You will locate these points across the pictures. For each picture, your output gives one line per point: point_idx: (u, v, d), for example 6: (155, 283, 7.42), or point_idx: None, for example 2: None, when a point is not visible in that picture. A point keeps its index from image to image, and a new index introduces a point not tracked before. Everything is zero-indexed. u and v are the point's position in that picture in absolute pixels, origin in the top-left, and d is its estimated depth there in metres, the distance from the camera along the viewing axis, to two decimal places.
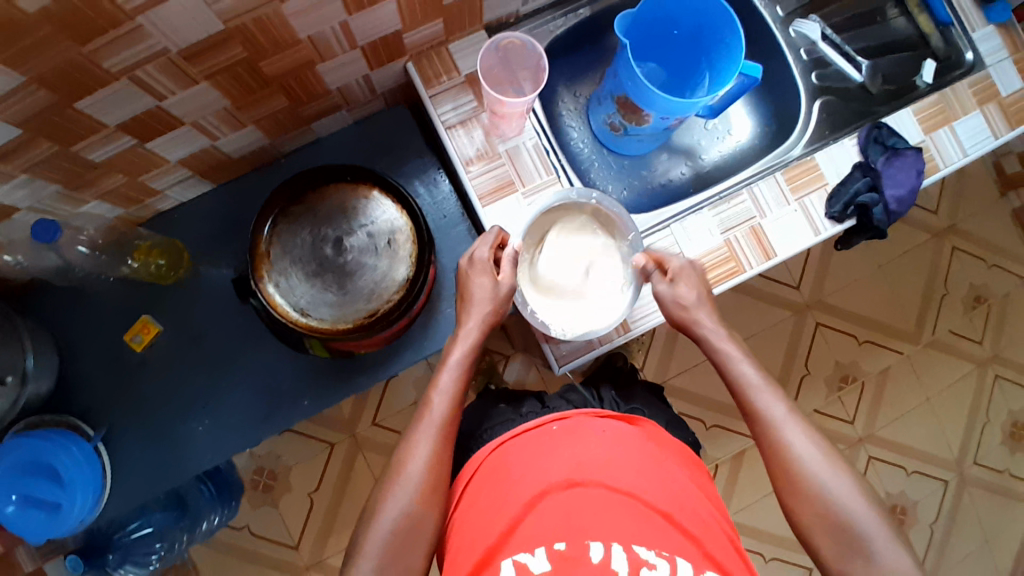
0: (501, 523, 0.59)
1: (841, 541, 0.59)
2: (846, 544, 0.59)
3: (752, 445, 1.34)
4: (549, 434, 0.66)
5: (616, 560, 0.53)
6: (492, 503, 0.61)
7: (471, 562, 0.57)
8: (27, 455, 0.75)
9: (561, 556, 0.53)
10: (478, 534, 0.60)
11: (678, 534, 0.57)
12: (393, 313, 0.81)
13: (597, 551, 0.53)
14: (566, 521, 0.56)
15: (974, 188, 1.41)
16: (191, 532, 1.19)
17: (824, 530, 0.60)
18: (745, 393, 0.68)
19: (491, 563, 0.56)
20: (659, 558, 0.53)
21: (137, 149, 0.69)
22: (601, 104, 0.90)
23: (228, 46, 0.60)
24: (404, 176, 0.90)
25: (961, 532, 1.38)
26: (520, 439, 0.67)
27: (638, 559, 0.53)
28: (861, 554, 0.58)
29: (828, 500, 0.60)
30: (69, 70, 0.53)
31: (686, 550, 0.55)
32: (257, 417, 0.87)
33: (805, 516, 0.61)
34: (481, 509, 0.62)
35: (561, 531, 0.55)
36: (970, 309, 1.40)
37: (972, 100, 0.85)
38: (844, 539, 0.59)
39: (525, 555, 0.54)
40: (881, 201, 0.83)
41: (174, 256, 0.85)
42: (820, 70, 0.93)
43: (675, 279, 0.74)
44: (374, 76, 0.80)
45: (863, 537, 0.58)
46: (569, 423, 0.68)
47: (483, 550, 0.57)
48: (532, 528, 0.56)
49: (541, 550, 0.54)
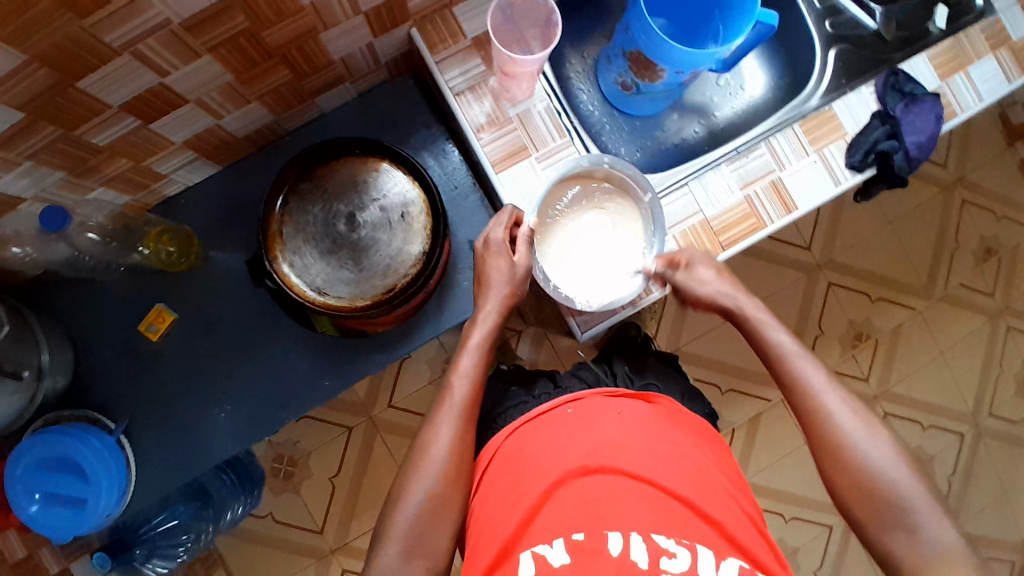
0: (519, 513, 0.58)
1: (882, 510, 0.58)
2: (886, 515, 0.58)
3: (769, 408, 1.34)
4: (562, 417, 0.66)
5: (634, 549, 0.51)
6: (510, 494, 0.60)
7: (491, 554, 0.56)
8: (50, 452, 0.74)
9: (579, 546, 0.52)
10: (497, 523, 0.59)
11: (697, 520, 0.55)
12: (410, 289, 0.80)
13: (615, 542, 0.52)
14: (586, 511, 0.55)
15: (981, 137, 1.39)
16: (216, 522, 1.20)
17: (864, 503, 0.60)
18: (783, 361, 0.67)
19: (511, 555, 0.55)
20: (678, 546, 0.52)
21: (140, 131, 0.67)
22: (611, 63, 0.88)
23: (231, 14, 0.58)
24: (413, 147, 0.88)
25: (978, 485, 1.38)
26: (534, 423, 0.66)
27: (657, 547, 0.52)
28: (905, 527, 0.57)
29: (871, 469, 0.60)
30: (70, 46, 0.51)
31: (706, 537, 0.54)
32: (278, 401, 0.86)
33: (848, 489, 0.61)
34: (498, 498, 0.61)
35: (580, 521, 0.54)
36: (981, 261, 1.39)
37: (984, 44, 0.83)
38: (885, 510, 0.58)
39: (543, 547, 0.53)
40: (901, 148, 0.81)
41: (183, 242, 0.83)
42: (833, 18, 0.90)
43: (692, 266, 0.74)
44: (378, 44, 0.78)
45: (908, 509, 0.58)
46: (585, 405, 0.67)
47: (503, 541, 0.56)
48: (551, 518, 0.55)
49: (559, 542, 0.53)
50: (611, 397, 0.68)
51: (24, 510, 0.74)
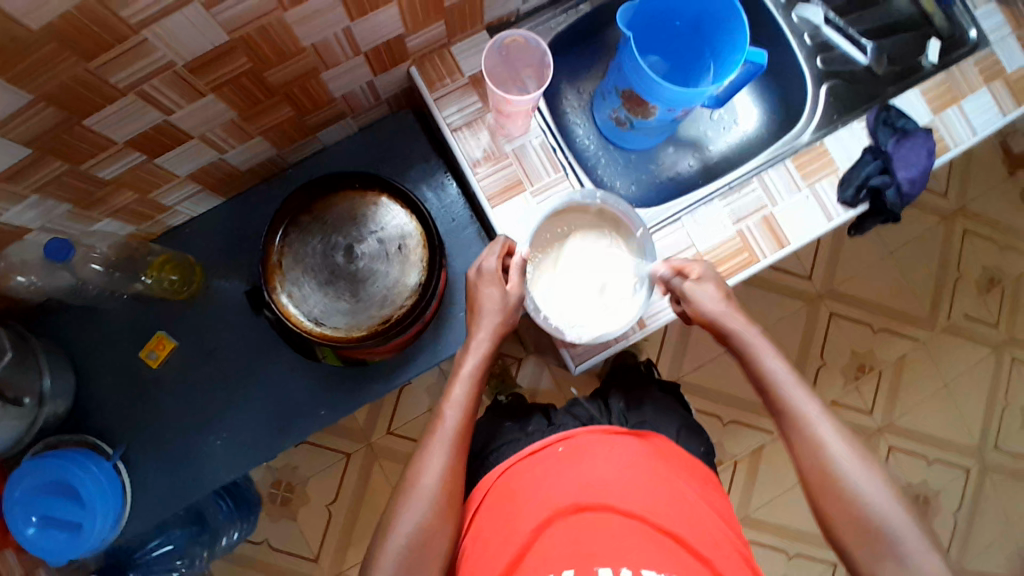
0: (511, 550, 0.58)
1: (871, 543, 0.58)
2: (874, 546, 0.58)
3: (771, 440, 1.33)
4: (552, 456, 0.66)
5: None
6: (501, 531, 0.61)
7: None
8: (48, 476, 0.75)
9: None
10: (488, 562, 0.59)
11: (689, 557, 0.56)
12: (406, 319, 0.81)
13: None
14: (576, 548, 0.55)
15: (982, 168, 1.40)
16: (212, 548, 1.18)
17: (851, 536, 0.60)
18: (775, 390, 0.66)
19: None
20: None
21: (145, 165, 0.69)
22: (605, 99, 0.90)
23: (233, 57, 0.60)
24: (412, 181, 0.89)
25: (984, 520, 1.36)
26: (527, 462, 0.66)
27: None
28: (892, 558, 0.57)
29: (861, 503, 0.59)
30: (75, 86, 0.54)
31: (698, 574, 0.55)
32: (274, 430, 0.86)
33: (839, 522, 0.60)
34: (490, 535, 0.61)
35: (570, 557, 0.55)
36: (984, 291, 1.39)
37: (978, 77, 0.84)
38: (875, 542, 0.58)
39: None
40: (893, 183, 0.82)
41: (186, 270, 0.85)
42: (824, 54, 0.92)
43: (693, 283, 0.72)
44: (378, 82, 0.80)
45: (894, 541, 0.58)
46: (576, 442, 0.67)
47: None
48: (541, 556, 0.56)
49: None
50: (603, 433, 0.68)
51: (20, 532, 0.74)
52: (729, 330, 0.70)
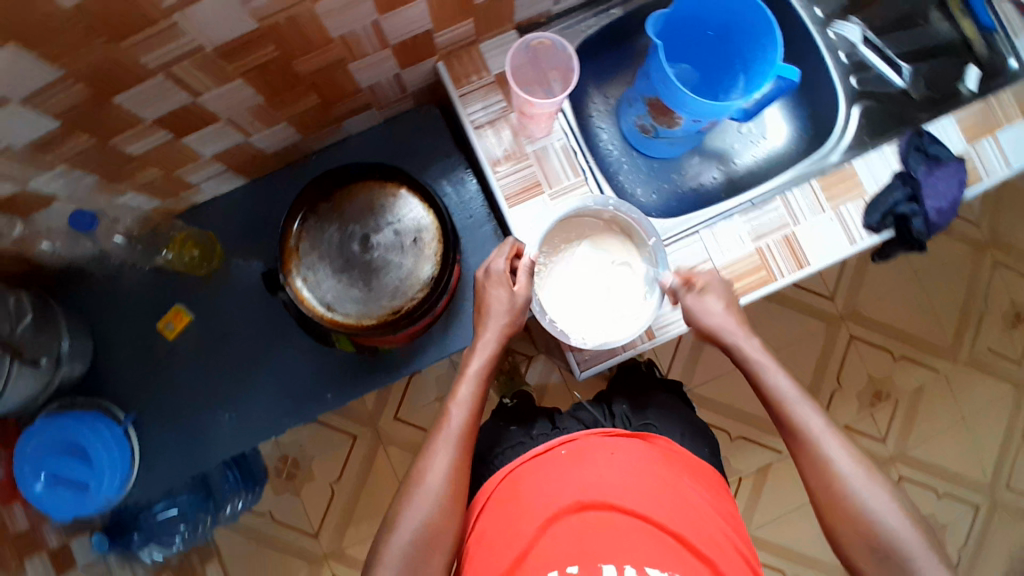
0: (515, 549, 0.59)
1: (882, 560, 0.58)
2: (883, 562, 0.58)
3: (778, 458, 1.31)
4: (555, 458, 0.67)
5: None
6: (505, 529, 0.61)
7: None
8: (61, 434, 0.78)
9: None
10: (492, 561, 0.59)
11: (692, 559, 0.56)
12: (417, 311, 0.82)
13: None
14: (580, 546, 0.56)
15: (1018, 198, 1.36)
16: (216, 515, 1.21)
17: (862, 553, 0.59)
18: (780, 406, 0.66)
19: None
20: None
21: (172, 144, 0.71)
22: (632, 105, 0.89)
23: (263, 44, 0.61)
24: (432, 176, 0.90)
25: (991, 558, 1.33)
26: (528, 466, 0.67)
27: None
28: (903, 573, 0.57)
29: (871, 520, 0.58)
30: (106, 64, 0.55)
31: None
32: (281, 409, 0.88)
33: (845, 537, 0.60)
34: (493, 535, 0.62)
35: (574, 554, 0.55)
36: (1010, 325, 1.35)
37: (1015, 109, 0.82)
38: (884, 559, 0.58)
39: None
40: (921, 212, 0.80)
41: (207, 247, 0.88)
42: (859, 73, 0.90)
43: (704, 292, 0.73)
44: (405, 75, 0.81)
45: (905, 557, 0.57)
46: (578, 445, 0.68)
47: None
48: (545, 553, 0.56)
49: None
50: (607, 436, 0.68)
51: (29, 488, 0.77)
52: (729, 341, 0.71)
